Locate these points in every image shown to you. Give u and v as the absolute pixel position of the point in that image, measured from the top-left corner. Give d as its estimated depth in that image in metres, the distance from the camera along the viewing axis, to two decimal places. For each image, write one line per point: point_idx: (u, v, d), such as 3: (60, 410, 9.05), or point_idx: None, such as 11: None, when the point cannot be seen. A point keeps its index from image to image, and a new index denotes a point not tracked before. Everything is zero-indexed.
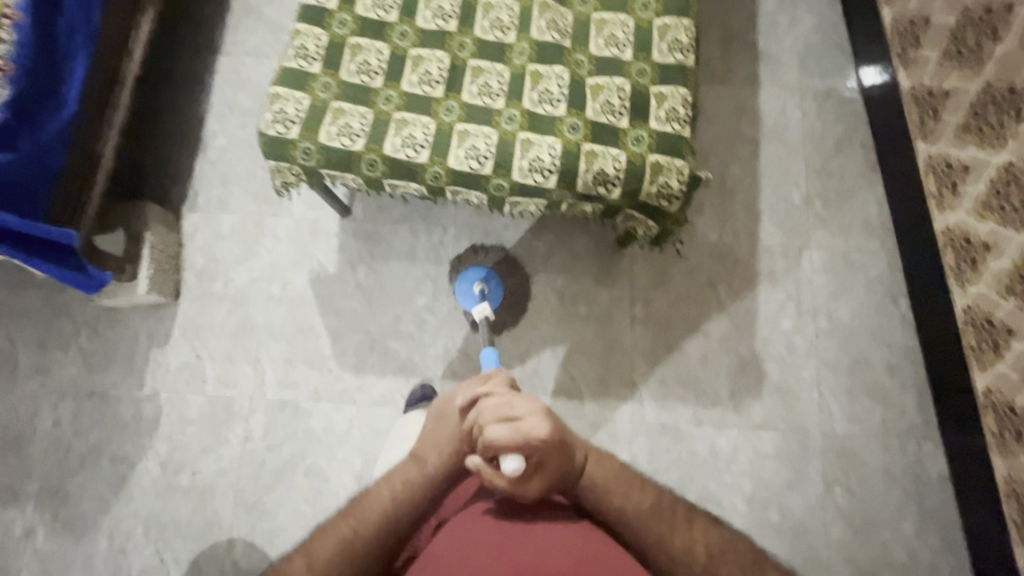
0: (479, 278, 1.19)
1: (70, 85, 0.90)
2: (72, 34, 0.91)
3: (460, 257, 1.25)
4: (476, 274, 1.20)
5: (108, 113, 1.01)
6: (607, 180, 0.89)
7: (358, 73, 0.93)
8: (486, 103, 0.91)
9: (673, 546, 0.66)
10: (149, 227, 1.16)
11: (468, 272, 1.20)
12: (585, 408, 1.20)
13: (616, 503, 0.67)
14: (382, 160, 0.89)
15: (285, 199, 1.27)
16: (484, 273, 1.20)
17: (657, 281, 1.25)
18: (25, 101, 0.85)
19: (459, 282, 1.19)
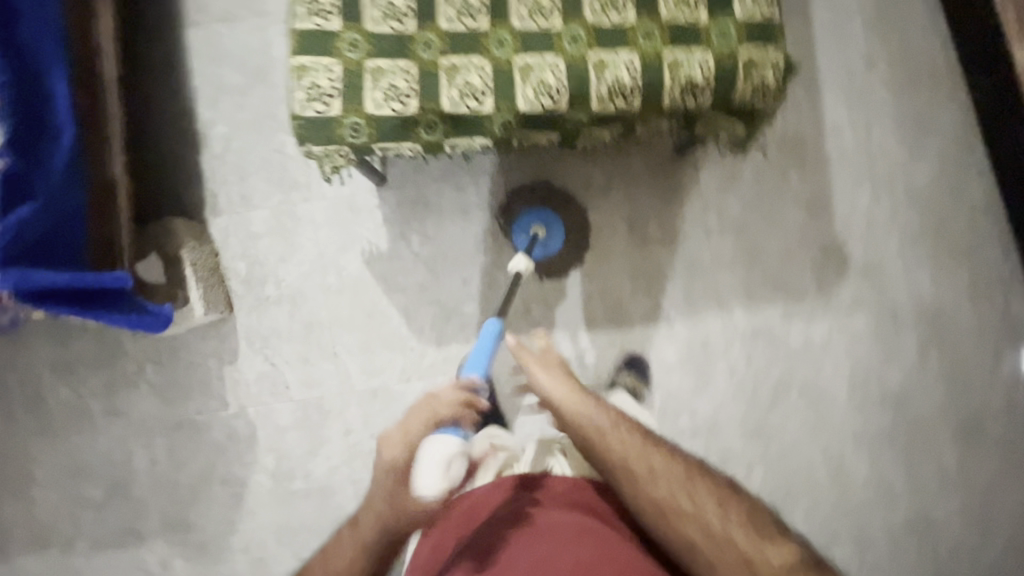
0: (536, 223, 1.14)
1: (58, 105, 0.78)
2: (40, 42, 0.77)
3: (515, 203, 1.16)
4: (532, 219, 1.15)
5: (102, 128, 0.89)
6: (697, 89, 0.80)
7: (387, 20, 0.79)
8: (542, 26, 0.79)
9: (643, 487, 0.72)
10: (185, 244, 1.07)
11: (529, 213, 1.15)
12: (676, 330, 1.17)
13: (597, 446, 0.76)
14: (441, 118, 0.79)
15: (314, 180, 1.16)
16: (545, 215, 1.15)
17: (724, 185, 1.18)
18: (21, 133, 0.73)
19: (516, 221, 1.15)
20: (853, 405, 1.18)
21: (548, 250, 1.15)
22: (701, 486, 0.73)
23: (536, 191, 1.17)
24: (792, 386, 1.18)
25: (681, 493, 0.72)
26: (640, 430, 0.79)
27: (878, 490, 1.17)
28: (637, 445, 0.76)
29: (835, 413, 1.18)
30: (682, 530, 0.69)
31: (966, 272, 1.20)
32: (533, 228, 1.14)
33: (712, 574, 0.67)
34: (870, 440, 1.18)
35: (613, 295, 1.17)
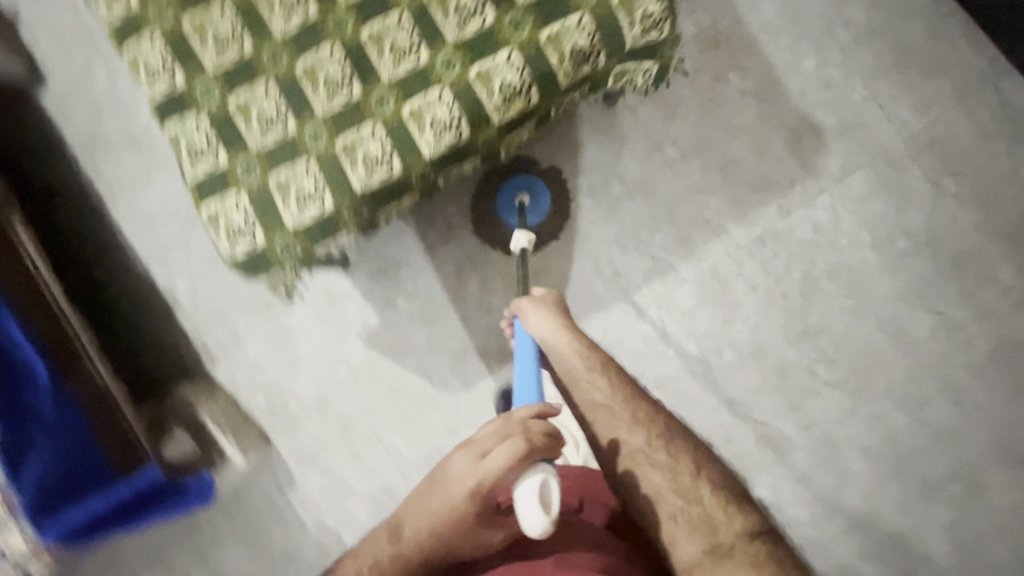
0: (519, 193, 1.13)
1: (24, 351, 0.85)
2: None
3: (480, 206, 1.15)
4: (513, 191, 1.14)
5: (71, 343, 0.91)
6: (586, 51, 0.75)
7: (268, 132, 0.77)
8: (412, 66, 0.76)
9: (624, 448, 0.79)
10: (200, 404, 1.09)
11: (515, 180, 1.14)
12: (682, 273, 1.13)
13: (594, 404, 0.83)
14: (360, 200, 0.77)
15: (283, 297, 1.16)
16: (531, 181, 1.14)
17: (666, 112, 1.13)
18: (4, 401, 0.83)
19: (500, 190, 1.14)
20: (887, 265, 1.12)
21: (534, 218, 1.13)
22: (681, 459, 0.79)
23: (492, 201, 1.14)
24: (819, 274, 1.13)
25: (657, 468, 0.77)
26: (635, 396, 0.83)
27: (947, 334, 1.12)
28: (627, 409, 0.82)
29: (872, 281, 1.12)
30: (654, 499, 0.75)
31: (945, 84, 1.12)
32: (517, 197, 1.13)
33: (674, 524, 0.74)
34: (919, 291, 1.12)
35: (607, 268, 1.14)
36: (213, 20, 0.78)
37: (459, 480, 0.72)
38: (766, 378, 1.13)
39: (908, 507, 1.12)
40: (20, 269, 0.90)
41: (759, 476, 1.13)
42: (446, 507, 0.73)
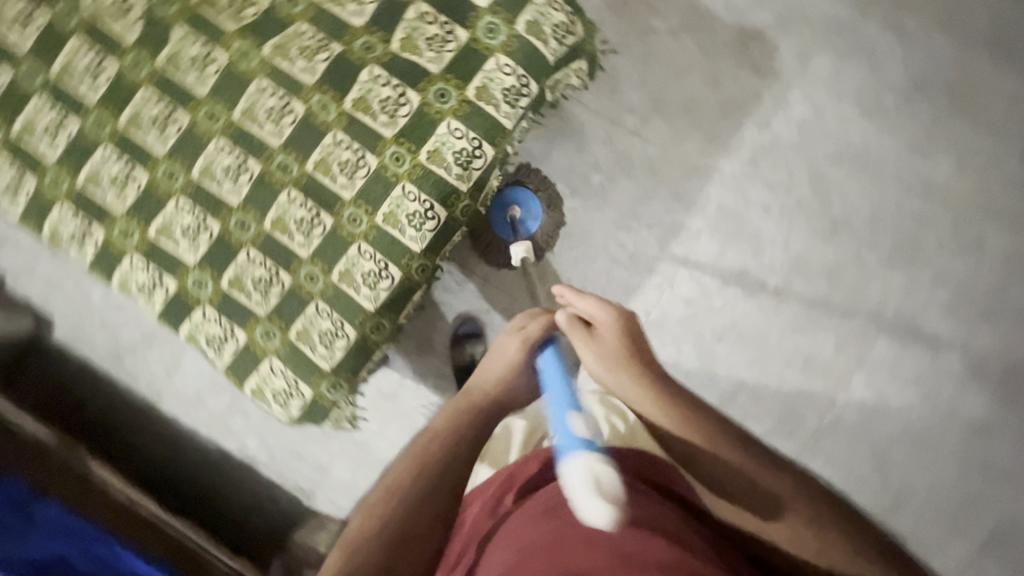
0: (513, 204, 1.10)
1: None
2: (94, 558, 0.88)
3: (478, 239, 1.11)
4: (509, 200, 1.10)
5: (188, 545, 0.97)
6: (517, 87, 0.75)
7: (268, 292, 0.79)
8: (366, 175, 0.76)
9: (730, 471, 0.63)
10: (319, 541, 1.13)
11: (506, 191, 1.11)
12: (694, 226, 1.12)
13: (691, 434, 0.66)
14: (378, 315, 0.79)
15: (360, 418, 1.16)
16: (525, 192, 1.11)
17: (610, 84, 1.11)
18: None
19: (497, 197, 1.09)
20: (884, 128, 1.09)
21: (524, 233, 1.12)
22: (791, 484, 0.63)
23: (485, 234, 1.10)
24: (823, 166, 1.10)
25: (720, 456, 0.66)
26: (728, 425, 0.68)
27: (972, 167, 1.09)
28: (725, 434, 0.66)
29: (876, 150, 1.09)
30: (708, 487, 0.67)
31: None
32: (509, 209, 1.10)
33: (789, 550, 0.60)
34: (926, 138, 1.09)
35: (624, 254, 1.13)
36: (174, 216, 0.80)
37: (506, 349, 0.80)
38: (819, 286, 1.11)
39: (1007, 344, 1.10)
40: (122, 509, 0.96)
41: (855, 378, 1.11)
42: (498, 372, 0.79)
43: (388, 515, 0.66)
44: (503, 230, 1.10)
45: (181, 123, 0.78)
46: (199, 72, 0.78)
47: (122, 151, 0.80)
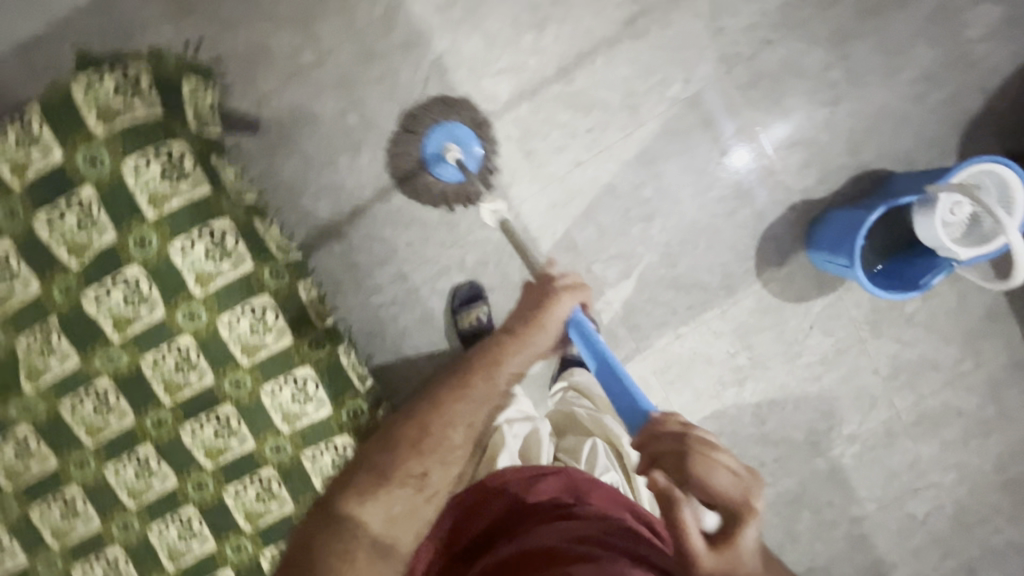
0: (450, 141, 0.99)
1: None
2: None
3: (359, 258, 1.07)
4: (444, 136, 1.00)
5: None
6: (170, 160, 0.68)
7: (276, 492, 0.77)
8: (197, 350, 0.71)
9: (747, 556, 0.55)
10: None
11: (436, 134, 0.99)
12: (445, 46, 1.02)
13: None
14: (342, 407, 0.77)
15: None
16: (462, 129, 1.00)
17: (264, 60, 1.01)
18: None
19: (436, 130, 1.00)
20: None
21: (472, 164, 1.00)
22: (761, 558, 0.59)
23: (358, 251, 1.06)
24: None
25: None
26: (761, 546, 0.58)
27: None
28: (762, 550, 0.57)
29: None
30: (738, 560, 0.54)
31: None
32: (445, 150, 0.99)
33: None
34: None
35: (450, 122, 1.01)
36: (167, 541, 0.76)
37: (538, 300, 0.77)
38: None
39: None
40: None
41: None
42: (532, 317, 0.76)
43: (413, 456, 0.71)
44: (455, 177, 1.00)
45: (79, 492, 0.75)
46: (33, 454, 0.74)
47: (83, 557, 0.76)
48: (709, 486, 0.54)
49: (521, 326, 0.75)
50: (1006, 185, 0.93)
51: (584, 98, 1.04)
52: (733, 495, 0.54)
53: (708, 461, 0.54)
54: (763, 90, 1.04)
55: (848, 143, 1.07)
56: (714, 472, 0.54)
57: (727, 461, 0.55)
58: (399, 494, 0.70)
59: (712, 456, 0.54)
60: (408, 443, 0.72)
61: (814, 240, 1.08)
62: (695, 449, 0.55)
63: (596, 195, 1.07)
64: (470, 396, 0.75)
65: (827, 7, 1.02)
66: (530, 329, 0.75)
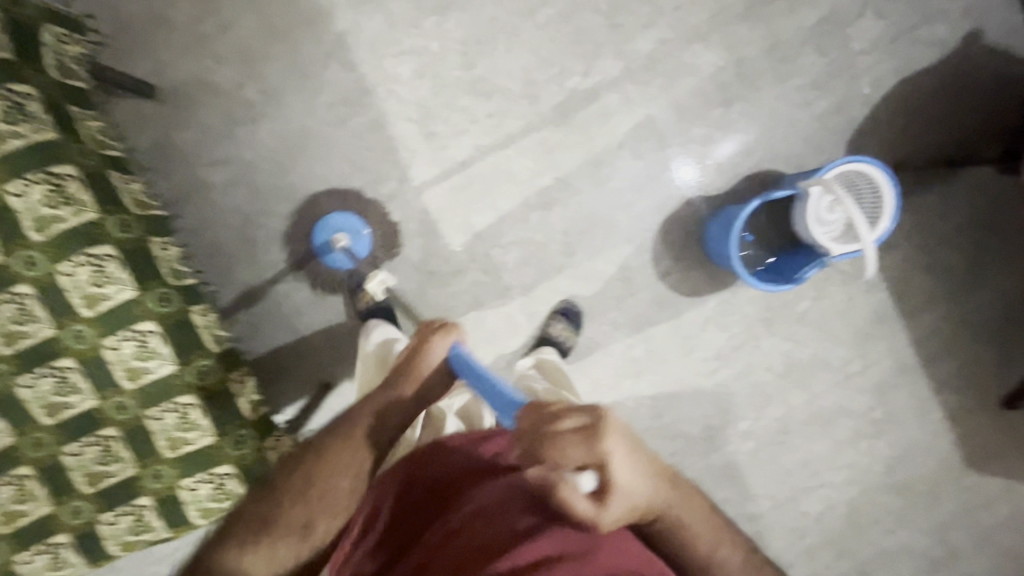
0: (337, 232, 1.05)
1: None
2: None
3: (254, 232, 1.06)
4: (331, 228, 1.05)
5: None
6: (11, 100, 0.66)
7: (118, 454, 0.75)
8: (38, 299, 0.69)
9: (635, 493, 0.63)
10: None
11: (322, 227, 1.05)
12: (349, 25, 1.03)
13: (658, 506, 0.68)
14: (189, 365, 0.76)
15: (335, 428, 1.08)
16: (342, 218, 1.05)
17: (165, 27, 1.01)
18: None
19: (322, 222, 1.05)
20: None
21: (361, 251, 1.06)
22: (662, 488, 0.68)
23: (254, 224, 1.05)
24: None
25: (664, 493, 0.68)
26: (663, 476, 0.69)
27: None
28: (660, 482, 0.68)
29: None
30: (630, 499, 0.63)
31: None
32: (334, 240, 1.04)
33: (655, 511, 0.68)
34: None
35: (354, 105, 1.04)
36: None
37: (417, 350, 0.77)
38: None
39: None
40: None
41: None
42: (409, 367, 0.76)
43: (295, 505, 0.71)
44: (343, 264, 1.05)
45: None
46: None
47: None
48: (567, 456, 0.59)
49: (402, 381, 0.75)
50: (858, 173, 0.97)
51: (485, 85, 1.06)
52: (592, 452, 0.60)
53: (563, 436, 0.60)
54: (660, 88, 1.08)
55: (740, 144, 1.10)
56: (564, 447, 0.60)
57: (572, 424, 0.61)
58: (283, 541, 0.70)
59: (561, 433, 0.60)
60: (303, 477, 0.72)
61: (710, 237, 1.10)
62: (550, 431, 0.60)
63: (496, 181, 1.09)
64: (353, 449, 0.72)
65: (719, 13, 1.08)
66: (410, 381, 0.75)
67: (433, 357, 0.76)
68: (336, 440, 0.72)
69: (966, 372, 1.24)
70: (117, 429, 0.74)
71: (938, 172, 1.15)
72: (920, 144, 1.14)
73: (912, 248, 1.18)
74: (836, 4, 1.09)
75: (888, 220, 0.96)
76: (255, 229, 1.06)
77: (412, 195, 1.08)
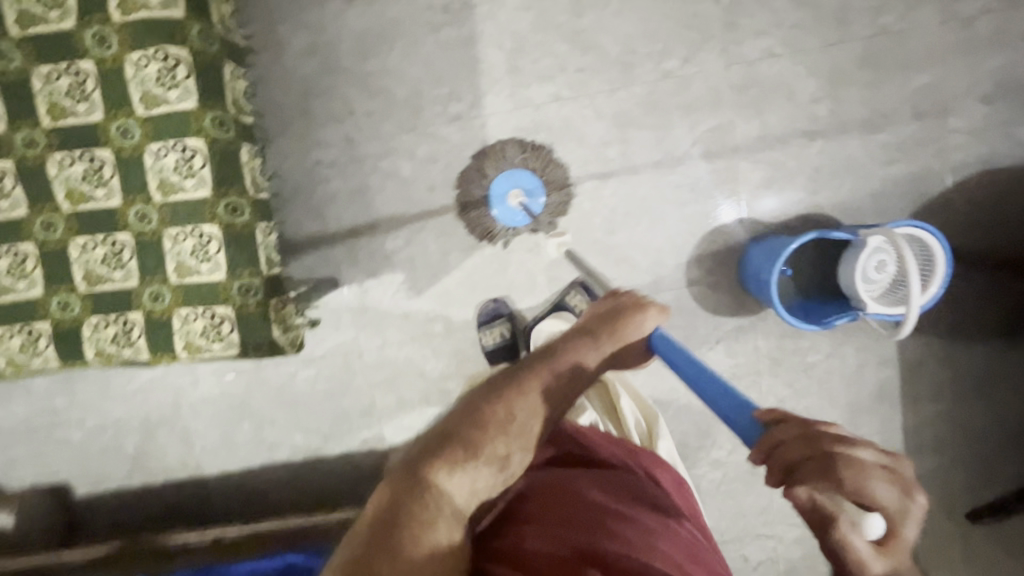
0: (512, 188, 1.07)
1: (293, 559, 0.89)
2: None
3: (314, 108, 1.05)
4: (507, 184, 1.07)
5: (267, 534, 0.96)
6: None
7: (124, 261, 0.73)
8: (96, 80, 0.69)
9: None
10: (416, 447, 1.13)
11: (499, 181, 1.06)
12: None
13: None
14: (221, 198, 0.72)
15: (334, 318, 1.13)
16: (519, 174, 1.06)
17: None
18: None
19: (499, 179, 1.07)
20: None
21: (537, 207, 1.08)
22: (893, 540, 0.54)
23: (317, 100, 1.05)
24: None
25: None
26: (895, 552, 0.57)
27: None
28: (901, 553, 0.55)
29: None
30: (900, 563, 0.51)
31: None
32: (512, 197, 1.07)
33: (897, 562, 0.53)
34: None
35: (451, 16, 1.03)
36: None
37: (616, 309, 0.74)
38: None
39: None
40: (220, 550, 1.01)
41: None
42: (620, 322, 0.71)
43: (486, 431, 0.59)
44: (520, 220, 1.08)
45: None
46: None
47: None
48: (866, 490, 0.50)
49: (604, 330, 0.70)
50: (919, 236, 0.95)
51: (584, 38, 1.04)
52: (896, 500, 0.51)
53: (858, 462, 0.51)
54: (750, 99, 1.06)
55: (808, 180, 1.09)
56: (876, 483, 0.50)
57: (873, 458, 0.52)
58: (482, 478, 0.57)
59: (854, 455, 0.51)
60: (473, 426, 0.59)
61: (748, 260, 1.08)
62: (843, 453, 0.51)
63: (562, 137, 1.07)
64: (532, 400, 0.62)
65: (834, 44, 1.05)
66: (617, 338, 0.70)
67: (642, 314, 0.72)
68: (519, 395, 0.62)
69: (945, 476, 1.22)
70: (129, 236, 0.73)
71: (985, 272, 1.14)
72: (978, 239, 1.13)
73: (934, 338, 1.17)
74: (949, 74, 1.06)
75: (939, 284, 0.95)
76: (316, 104, 1.05)
77: (477, 122, 1.06)
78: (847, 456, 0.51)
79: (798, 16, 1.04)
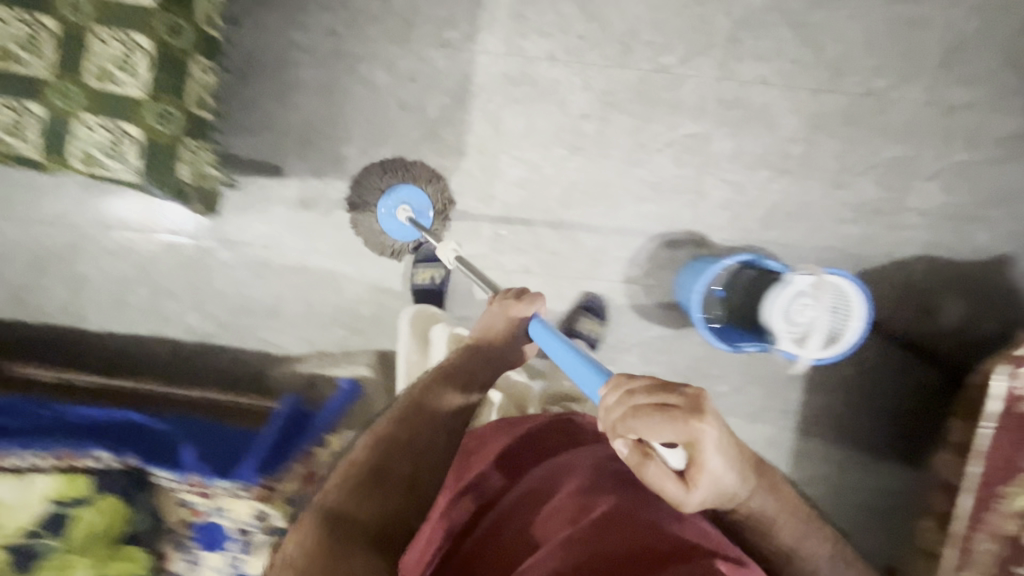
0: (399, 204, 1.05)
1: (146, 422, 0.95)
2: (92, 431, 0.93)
3: None
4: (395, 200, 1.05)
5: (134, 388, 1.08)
6: None
7: (41, 48, 0.68)
8: None
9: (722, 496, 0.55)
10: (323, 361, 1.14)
11: (387, 195, 1.05)
12: None
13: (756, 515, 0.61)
14: (165, 14, 0.68)
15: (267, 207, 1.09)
16: (409, 190, 1.05)
17: None
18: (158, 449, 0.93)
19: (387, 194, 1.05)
20: None
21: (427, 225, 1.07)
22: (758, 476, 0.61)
23: None
24: None
25: (767, 487, 0.61)
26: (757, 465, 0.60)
27: None
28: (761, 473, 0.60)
29: None
30: (715, 483, 0.53)
31: None
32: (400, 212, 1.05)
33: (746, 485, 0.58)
34: None
35: None
36: None
37: (494, 321, 0.85)
38: None
39: None
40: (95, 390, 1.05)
41: None
42: (496, 326, 0.84)
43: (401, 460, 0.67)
44: (409, 236, 1.07)
45: None
46: None
47: None
48: (654, 436, 0.51)
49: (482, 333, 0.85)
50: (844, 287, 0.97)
51: (594, 8, 1.03)
52: (690, 435, 0.51)
53: (643, 418, 0.51)
54: (732, 119, 1.07)
55: (764, 214, 1.10)
56: (659, 429, 0.50)
57: (662, 400, 0.52)
58: (393, 498, 0.64)
59: (637, 409, 0.52)
60: (401, 437, 0.69)
61: (682, 281, 1.09)
62: (632, 408, 0.52)
63: (546, 97, 1.06)
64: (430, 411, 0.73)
65: (824, 90, 1.07)
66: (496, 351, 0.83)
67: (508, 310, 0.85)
68: (427, 395, 0.75)
69: None
70: (54, 24, 0.67)
71: (902, 354, 1.17)
72: (904, 320, 1.16)
73: (838, 403, 1.20)
74: (920, 155, 1.09)
75: (858, 331, 0.97)
76: None
77: (467, 56, 1.04)
78: (640, 406, 0.52)
79: (800, 54, 1.05)
